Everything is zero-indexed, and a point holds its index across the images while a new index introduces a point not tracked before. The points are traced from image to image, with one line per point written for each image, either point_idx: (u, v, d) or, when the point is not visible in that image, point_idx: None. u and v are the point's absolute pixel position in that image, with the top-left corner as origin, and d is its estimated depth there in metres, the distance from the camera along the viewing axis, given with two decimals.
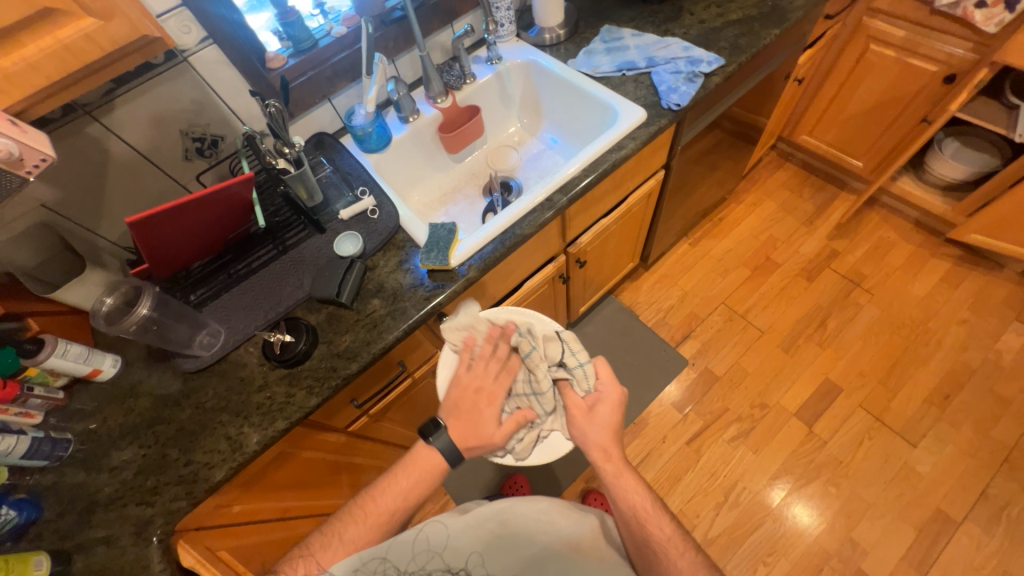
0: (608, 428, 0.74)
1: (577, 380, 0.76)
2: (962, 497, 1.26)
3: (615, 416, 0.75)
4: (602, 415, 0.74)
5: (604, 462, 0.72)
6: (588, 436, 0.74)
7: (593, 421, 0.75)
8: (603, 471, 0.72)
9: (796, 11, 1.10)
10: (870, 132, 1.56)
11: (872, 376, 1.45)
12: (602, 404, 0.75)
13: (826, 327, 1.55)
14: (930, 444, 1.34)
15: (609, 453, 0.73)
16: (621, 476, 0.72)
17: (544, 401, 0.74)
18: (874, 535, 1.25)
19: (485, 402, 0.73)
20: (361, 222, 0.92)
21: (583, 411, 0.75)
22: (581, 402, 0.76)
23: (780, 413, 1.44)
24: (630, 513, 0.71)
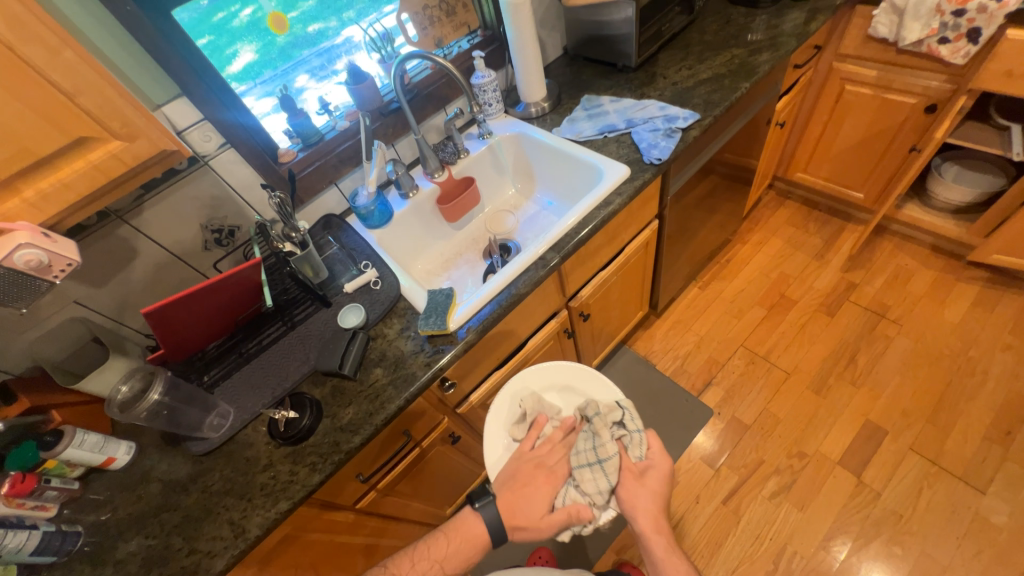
0: (657, 497, 0.75)
1: (632, 445, 0.77)
2: None
3: (663, 482, 0.77)
4: (652, 482, 0.76)
5: (654, 534, 0.75)
6: (639, 500, 0.75)
7: (645, 486, 0.76)
8: (654, 546, 0.75)
9: (762, 65, 1.18)
10: (863, 164, 1.57)
11: (918, 414, 1.34)
12: (649, 467, 0.78)
13: (856, 363, 1.47)
14: (1000, 489, 1.19)
15: (656, 523, 0.75)
16: (671, 555, 0.74)
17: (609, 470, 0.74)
18: None
19: (540, 480, 0.78)
20: (365, 293, 0.96)
21: (632, 474, 0.77)
22: (634, 466, 0.77)
23: (823, 462, 1.32)
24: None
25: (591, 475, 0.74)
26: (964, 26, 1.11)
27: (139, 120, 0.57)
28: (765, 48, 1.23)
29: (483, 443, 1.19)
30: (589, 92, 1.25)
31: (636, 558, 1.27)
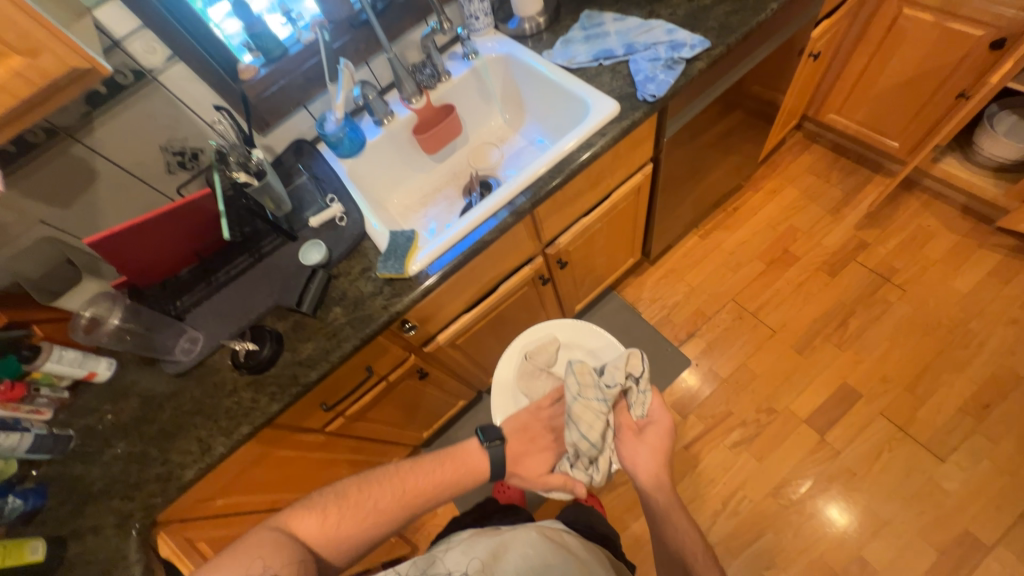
0: (656, 453, 0.79)
1: (633, 404, 0.79)
2: (995, 518, 1.14)
3: (664, 440, 0.80)
4: (651, 437, 0.80)
5: (656, 492, 0.77)
6: (638, 456, 0.79)
7: (645, 443, 0.80)
8: (653, 507, 0.77)
9: None
10: (906, 108, 1.39)
11: (898, 382, 1.32)
12: (653, 427, 0.81)
13: (847, 326, 1.42)
14: (961, 458, 1.21)
15: (657, 483, 0.78)
16: (671, 513, 0.75)
17: (580, 420, 0.75)
18: (887, 553, 1.16)
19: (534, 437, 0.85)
20: (330, 229, 0.93)
21: (636, 431, 0.81)
22: (632, 423, 0.81)
23: (790, 419, 1.34)
24: (671, 548, 0.72)
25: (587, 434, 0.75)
26: None
27: (38, 32, 0.51)
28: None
29: (456, 378, 1.24)
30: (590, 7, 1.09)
31: (596, 487, 1.38)
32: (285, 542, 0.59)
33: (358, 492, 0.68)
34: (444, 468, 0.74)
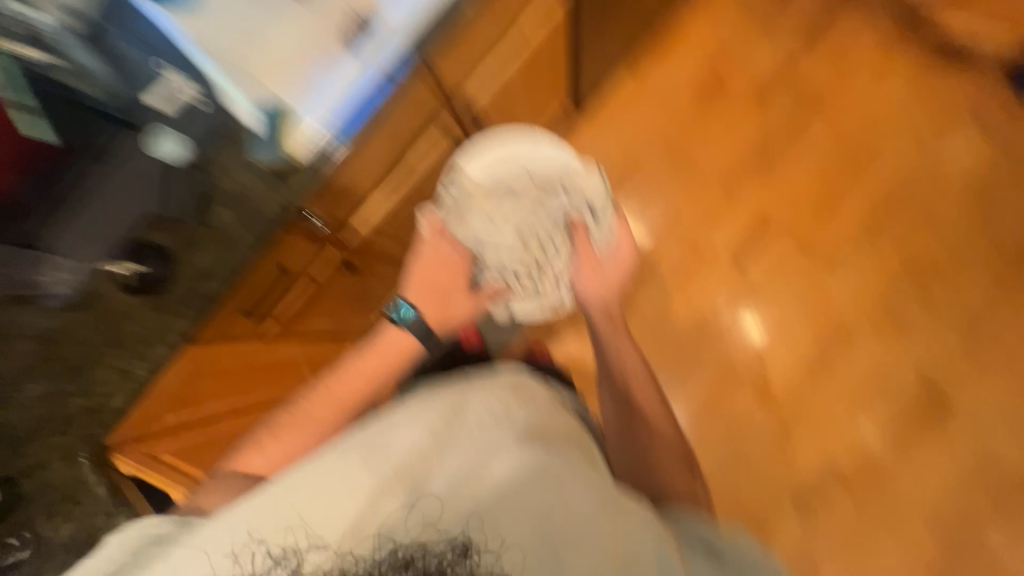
0: (609, 290, 1.00)
1: (594, 228, 1.01)
2: (863, 306, 1.37)
3: (614, 266, 1.02)
4: (607, 268, 1.00)
5: (607, 324, 0.99)
6: (592, 292, 1.00)
7: (603, 272, 1.00)
8: (604, 331, 0.99)
9: None
10: None
11: (805, 203, 1.42)
12: (609, 257, 1.01)
13: (768, 155, 1.45)
14: (846, 262, 1.39)
15: (608, 312, 0.99)
16: (619, 342, 0.97)
17: (530, 237, 1.03)
18: (778, 347, 1.40)
19: (450, 287, 0.98)
20: (179, 111, 0.75)
21: (598, 267, 0.99)
22: (588, 248, 1.00)
23: (710, 251, 1.46)
24: (617, 363, 0.95)
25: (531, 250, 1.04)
26: None
27: None
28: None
29: (388, 262, 1.20)
30: None
31: (542, 338, 1.51)
32: (236, 479, 0.68)
33: (303, 416, 0.77)
34: (377, 356, 0.87)
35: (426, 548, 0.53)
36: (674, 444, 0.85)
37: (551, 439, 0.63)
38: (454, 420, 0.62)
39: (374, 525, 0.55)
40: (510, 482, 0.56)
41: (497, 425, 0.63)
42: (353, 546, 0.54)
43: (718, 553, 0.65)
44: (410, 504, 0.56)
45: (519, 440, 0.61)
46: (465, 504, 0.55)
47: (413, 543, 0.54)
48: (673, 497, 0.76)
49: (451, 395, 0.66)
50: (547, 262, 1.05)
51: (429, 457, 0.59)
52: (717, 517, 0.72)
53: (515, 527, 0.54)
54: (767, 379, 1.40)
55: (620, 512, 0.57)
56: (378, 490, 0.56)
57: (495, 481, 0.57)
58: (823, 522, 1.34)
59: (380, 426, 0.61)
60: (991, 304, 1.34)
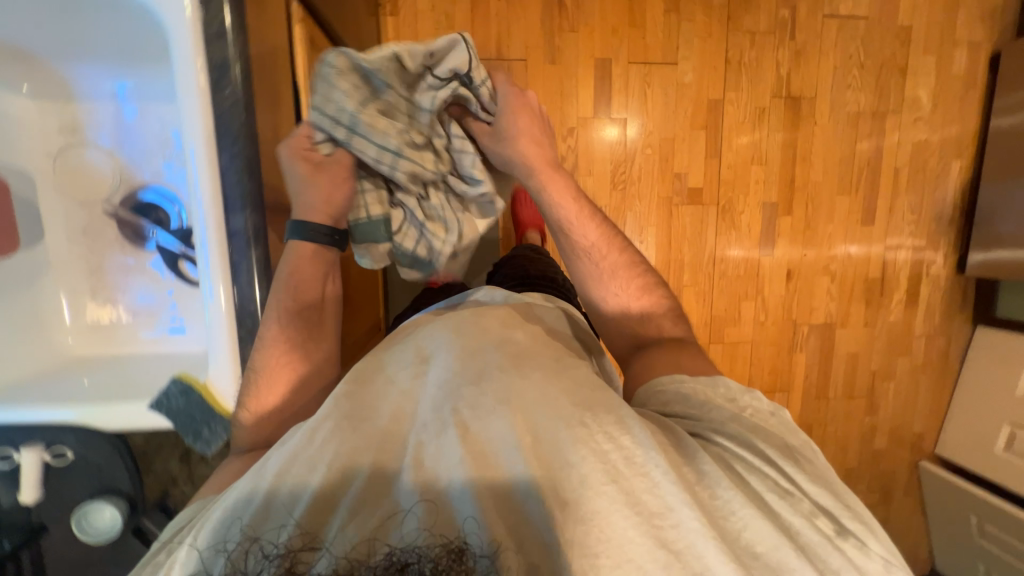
0: (522, 140, 0.83)
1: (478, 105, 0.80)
2: (718, 76, 1.47)
3: (518, 124, 0.81)
4: (513, 124, 0.81)
5: (532, 176, 0.84)
6: (505, 152, 0.82)
7: (506, 134, 0.81)
8: (530, 186, 0.84)
9: None
10: None
11: (622, 22, 1.42)
12: (507, 117, 0.82)
13: (565, 3, 1.39)
14: (684, 51, 1.45)
15: (530, 166, 0.83)
16: (550, 187, 0.84)
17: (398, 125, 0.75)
18: (687, 157, 1.51)
19: (322, 176, 0.75)
20: (74, 471, 0.82)
21: (490, 133, 0.82)
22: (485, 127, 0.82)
23: (585, 124, 1.45)
24: (556, 215, 0.84)
25: (410, 160, 0.77)
26: None
27: None
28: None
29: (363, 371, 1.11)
30: None
31: None
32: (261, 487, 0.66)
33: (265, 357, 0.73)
34: (303, 266, 0.76)
35: (399, 506, 0.43)
36: (625, 285, 0.84)
37: (525, 357, 0.61)
38: (428, 363, 0.61)
39: (349, 484, 0.45)
40: (479, 398, 0.52)
41: (468, 354, 0.61)
42: (320, 517, 0.43)
43: (704, 433, 0.57)
44: (393, 446, 0.49)
45: (497, 372, 0.57)
46: (435, 435, 0.49)
47: (378, 499, 0.44)
48: (649, 348, 0.79)
49: (421, 347, 0.65)
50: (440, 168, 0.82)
51: (407, 404, 0.54)
52: (700, 373, 0.68)
53: (491, 442, 0.48)
54: (693, 188, 1.53)
55: (594, 407, 0.53)
56: (362, 441, 0.49)
57: (483, 393, 0.53)
58: (787, 251, 1.61)
59: (357, 392, 0.58)
60: (797, 3, 1.47)
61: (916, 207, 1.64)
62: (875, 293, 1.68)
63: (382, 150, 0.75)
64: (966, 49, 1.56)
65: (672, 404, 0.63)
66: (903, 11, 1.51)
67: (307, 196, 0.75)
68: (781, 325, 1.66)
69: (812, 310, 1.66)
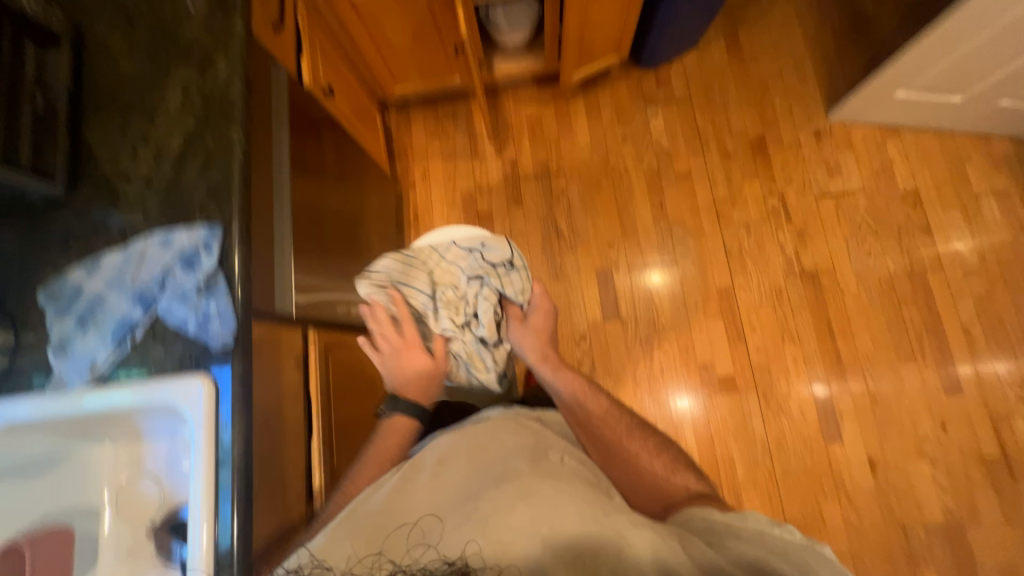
0: (541, 332, 0.94)
1: (509, 284, 0.90)
2: (722, 266, 1.51)
3: (544, 328, 0.95)
4: (538, 322, 0.94)
5: (543, 364, 0.90)
6: (525, 339, 0.92)
7: (530, 327, 0.93)
8: (540, 372, 0.90)
9: (227, 73, 0.77)
10: (435, 52, 1.41)
11: (616, 235, 1.57)
12: (539, 317, 0.95)
13: (562, 230, 1.59)
14: (680, 250, 1.54)
15: (541, 356, 0.91)
16: (558, 369, 0.89)
17: (431, 282, 0.89)
18: (708, 346, 1.47)
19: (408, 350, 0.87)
20: None
21: (520, 325, 0.93)
22: (518, 312, 0.93)
23: (596, 328, 1.51)
24: (560, 398, 0.86)
25: (437, 307, 0.87)
26: None
27: None
28: (203, 33, 0.80)
29: None
30: (37, 279, 0.72)
31: None
32: None
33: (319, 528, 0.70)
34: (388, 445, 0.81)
35: (409, 536, 0.57)
36: (642, 446, 0.79)
37: (549, 461, 0.67)
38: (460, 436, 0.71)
39: (369, 536, 0.57)
40: (500, 492, 0.59)
41: (497, 440, 0.69)
42: (341, 550, 0.57)
43: (721, 539, 0.57)
44: (407, 515, 0.60)
45: (519, 462, 0.65)
46: (455, 519, 0.57)
47: (389, 541, 0.57)
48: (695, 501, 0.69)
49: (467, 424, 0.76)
50: (462, 317, 0.88)
51: (437, 475, 0.64)
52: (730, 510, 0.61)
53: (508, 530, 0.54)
54: (723, 376, 1.45)
55: (605, 512, 0.56)
56: (389, 498, 0.62)
57: (499, 478, 0.62)
58: (859, 433, 1.40)
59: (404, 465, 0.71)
60: (784, 192, 1.54)
61: (1009, 365, 1.40)
62: (1003, 476, 1.35)
63: (416, 302, 0.89)
64: (992, 198, 1.50)
65: (696, 524, 0.61)
66: (901, 179, 1.52)
67: (392, 365, 0.87)
68: (884, 529, 1.34)
69: (920, 505, 1.35)
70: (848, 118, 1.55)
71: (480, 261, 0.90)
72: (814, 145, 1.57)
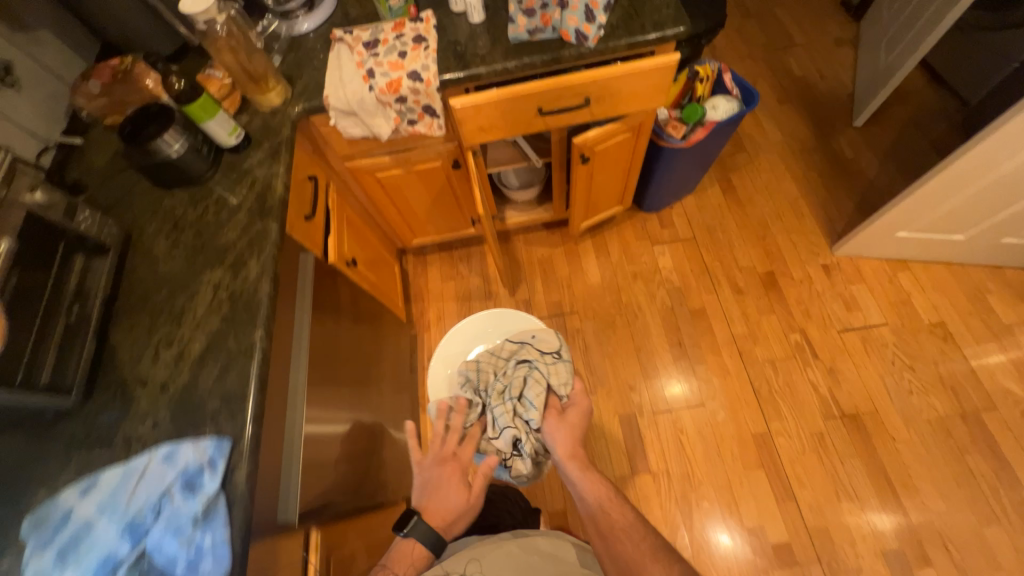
0: (575, 430, 1.01)
1: (553, 375, 1.03)
2: (753, 409, 1.42)
3: (578, 422, 1.03)
4: (572, 418, 1.03)
5: (571, 460, 0.98)
6: (559, 433, 1.00)
7: (566, 422, 1.02)
8: (569, 468, 0.98)
9: (257, 275, 0.81)
10: (452, 211, 1.51)
11: (636, 376, 1.51)
12: (578, 413, 1.04)
13: (580, 371, 1.54)
14: (707, 392, 1.46)
15: (573, 451, 0.99)
16: (585, 470, 0.98)
17: (489, 368, 1.08)
18: (754, 504, 1.32)
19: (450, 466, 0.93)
20: None
21: (556, 418, 1.02)
22: (558, 405, 1.04)
23: (626, 484, 1.37)
24: (583, 496, 0.96)
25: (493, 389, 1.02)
26: (416, 106, 1.03)
27: None
28: (240, 237, 0.85)
29: None
30: (27, 503, 0.67)
31: None
32: None
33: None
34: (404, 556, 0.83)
35: None
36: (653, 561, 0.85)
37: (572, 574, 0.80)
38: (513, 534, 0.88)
39: None
40: None
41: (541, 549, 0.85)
42: None
43: None
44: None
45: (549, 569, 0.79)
46: None
47: None
48: None
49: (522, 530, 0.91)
50: (511, 404, 0.98)
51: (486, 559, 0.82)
52: None
53: None
54: (777, 543, 1.27)
55: None
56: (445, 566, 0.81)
57: None
58: None
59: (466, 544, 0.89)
60: (805, 328, 1.51)
61: None
62: None
63: (475, 384, 1.07)
64: None
65: None
66: (924, 311, 1.50)
67: (429, 479, 0.92)
68: None
69: None
70: (854, 254, 1.58)
71: (532, 349, 1.06)
72: (826, 280, 1.58)
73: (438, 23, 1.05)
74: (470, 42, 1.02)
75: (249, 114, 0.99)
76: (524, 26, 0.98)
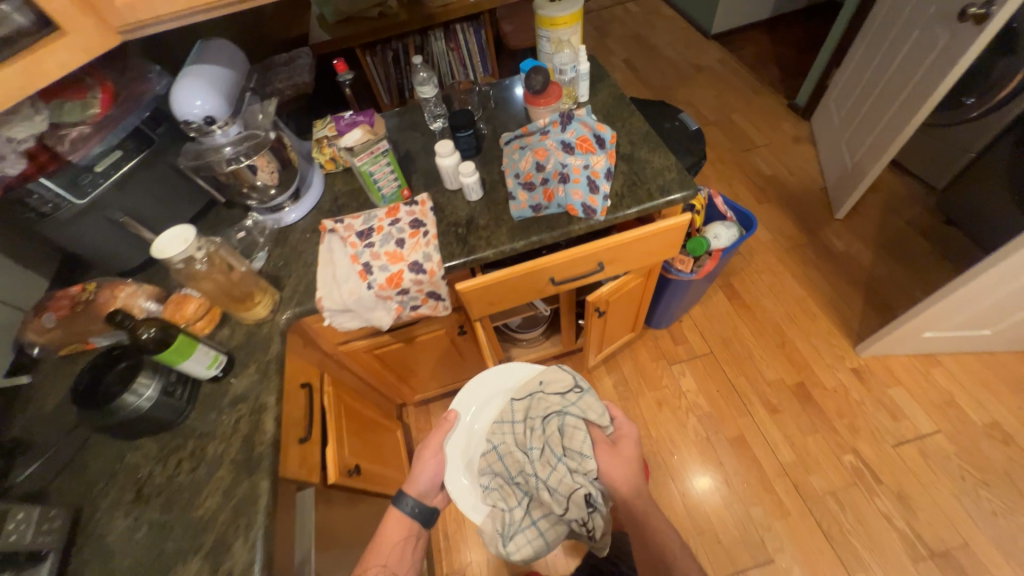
0: (636, 462, 0.87)
1: (587, 411, 0.87)
2: (828, 559, 1.23)
3: (635, 452, 0.89)
4: (628, 447, 0.89)
5: (640, 500, 0.86)
6: (625, 472, 0.84)
7: (625, 455, 0.87)
8: (640, 510, 0.87)
9: (242, 566, 0.64)
10: (457, 365, 1.39)
11: (688, 531, 1.32)
12: (628, 443, 0.89)
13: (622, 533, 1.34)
14: (771, 541, 1.27)
15: (639, 490, 0.87)
16: (651, 514, 0.88)
17: (517, 442, 0.87)
18: None
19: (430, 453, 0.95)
20: None
21: (613, 454, 0.86)
22: (606, 438, 0.88)
23: None
24: (652, 543, 0.87)
25: (536, 465, 0.82)
26: (420, 293, 0.93)
27: None
28: (220, 504, 0.69)
29: None
30: None
31: None
32: None
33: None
34: (386, 544, 0.90)
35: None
36: None
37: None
38: None
39: None
40: None
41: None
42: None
43: None
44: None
45: None
46: None
47: None
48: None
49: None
50: (560, 465, 0.81)
51: None
52: None
53: None
54: None
55: None
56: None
57: None
58: None
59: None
60: (855, 447, 1.38)
61: None
62: None
63: (504, 466, 0.87)
64: None
65: None
66: (971, 411, 1.40)
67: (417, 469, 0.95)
68: None
69: None
70: (879, 354, 1.51)
71: (546, 396, 0.89)
72: (859, 386, 1.49)
73: (434, 204, 1.01)
74: (470, 223, 0.97)
75: (230, 328, 0.88)
76: (526, 203, 0.95)
